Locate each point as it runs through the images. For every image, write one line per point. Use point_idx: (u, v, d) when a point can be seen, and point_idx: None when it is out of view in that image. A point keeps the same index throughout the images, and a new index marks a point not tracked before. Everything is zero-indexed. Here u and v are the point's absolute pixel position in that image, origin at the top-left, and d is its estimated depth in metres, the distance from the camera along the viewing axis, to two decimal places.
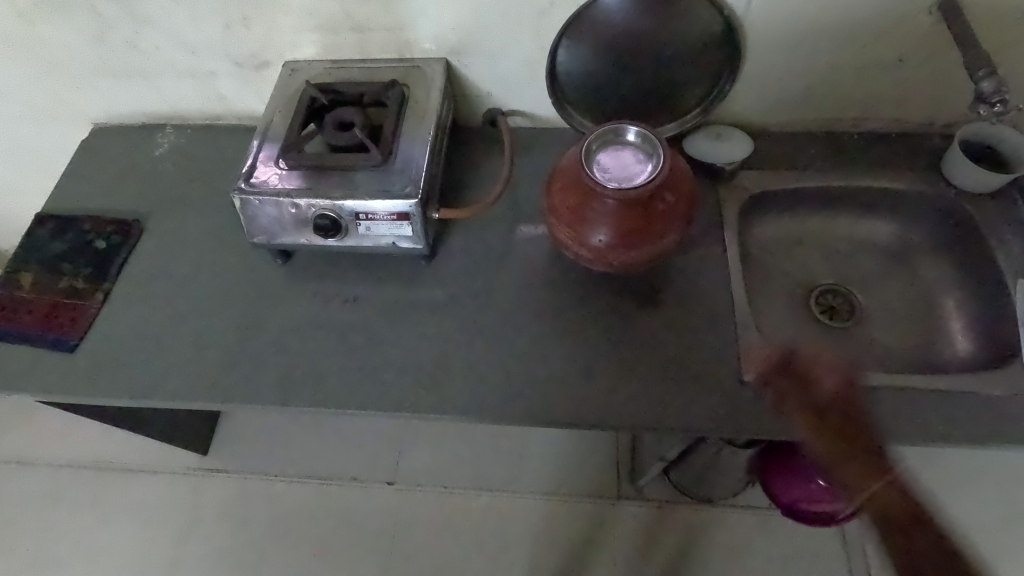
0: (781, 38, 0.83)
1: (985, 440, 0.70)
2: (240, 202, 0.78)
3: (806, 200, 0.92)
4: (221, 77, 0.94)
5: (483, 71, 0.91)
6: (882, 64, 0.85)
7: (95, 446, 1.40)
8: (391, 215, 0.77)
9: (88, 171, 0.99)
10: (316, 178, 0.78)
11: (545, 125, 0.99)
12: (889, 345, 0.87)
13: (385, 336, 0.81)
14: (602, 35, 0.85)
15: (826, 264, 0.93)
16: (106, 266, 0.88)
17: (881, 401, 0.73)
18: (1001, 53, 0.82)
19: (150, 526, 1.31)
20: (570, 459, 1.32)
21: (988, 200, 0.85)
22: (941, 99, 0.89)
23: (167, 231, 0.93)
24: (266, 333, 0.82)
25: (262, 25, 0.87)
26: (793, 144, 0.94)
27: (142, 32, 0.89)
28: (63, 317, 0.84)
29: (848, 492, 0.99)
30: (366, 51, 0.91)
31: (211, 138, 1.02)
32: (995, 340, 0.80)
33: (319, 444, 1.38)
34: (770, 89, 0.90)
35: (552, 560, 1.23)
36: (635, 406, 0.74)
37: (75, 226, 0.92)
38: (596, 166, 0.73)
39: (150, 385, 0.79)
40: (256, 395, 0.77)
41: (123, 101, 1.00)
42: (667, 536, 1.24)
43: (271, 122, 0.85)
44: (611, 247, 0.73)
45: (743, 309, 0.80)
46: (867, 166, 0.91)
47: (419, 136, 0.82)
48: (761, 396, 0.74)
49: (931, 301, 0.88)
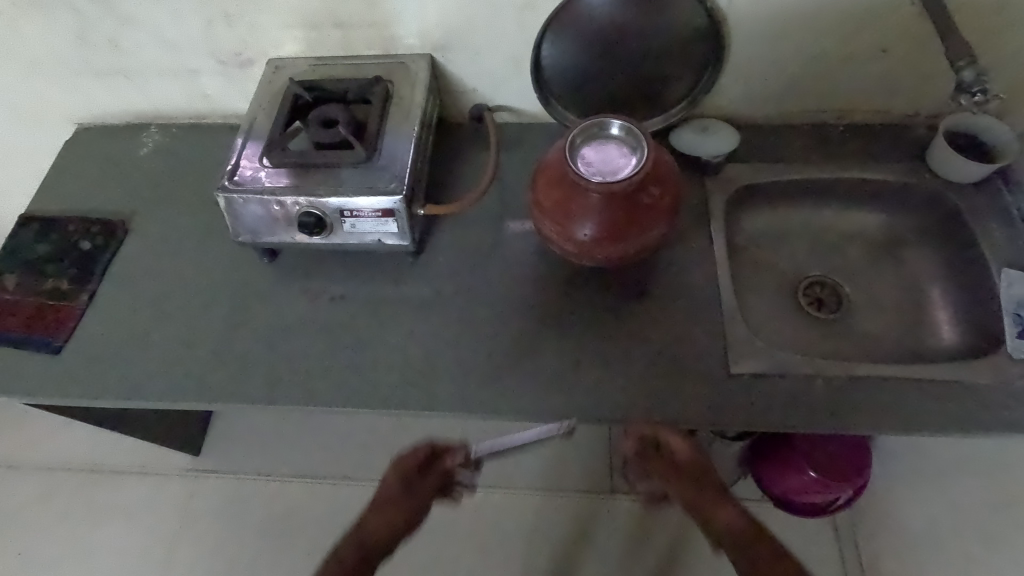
0: (765, 30, 0.83)
1: (969, 426, 0.71)
2: (225, 201, 0.78)
3: (792, 192, 0.92)
4: (204, 75, 0.94)
5: (467, 66, 0.90)
6: (866, 55, 0.86)
7: (85, 449, 1.39)
8: (376, 212, 0.77)
9: (72, 171, 0.98)
10: (300, 175, 0.78)
11: (532, 120, 0.99)
12: (876, 334, 0.87)
13: (372, 333, 0.81)
14: (587, 29, 0.84)
15: (814, 256, 0.94)
16: (91, 267, 0.88)
17: (868, 392, 0.74)
18: (983, 43, 0.82)
19: (142, 528, 1.30)
20: (562, 455, 1.33)
21: (973, 189, 0.86)
22: (925, 91, 0.89)
23: (152, 231, 0.92)
24: (253, 332, 0.82)
25: (243, 23, 0.86)
26: (779, 136, 0.94)
27: (123, 31, 0.88)
28: (48, 318, 0.83)
29: (838, 483, 1.02)
30: (350, 48, 0.90)
31: (196, 137, 1.01)
32: (980, 329, 0.80)
33: (311, 444, 1.37)
34: (755, 81, 0.90)
35: (545, 555, 1.24)
36: (623, 399, 0.74)
37: (59, 226, 0.91)
38: (580, 160, 0.73)
39: (137, 386, 0.78)
40: (243, 394, 0.77)
41: (106, 100, 0.99)
42: (660, 530, 1.24)
43: (255, 120, 0.84)
44: (597, 241, 0.73)
45: (730, 301, 0.80)
46: (852, 157, 0.91)
47: (404, 133, 0.82)
48: (748, 387, 0.75)
49: (918, 291, 0.89)
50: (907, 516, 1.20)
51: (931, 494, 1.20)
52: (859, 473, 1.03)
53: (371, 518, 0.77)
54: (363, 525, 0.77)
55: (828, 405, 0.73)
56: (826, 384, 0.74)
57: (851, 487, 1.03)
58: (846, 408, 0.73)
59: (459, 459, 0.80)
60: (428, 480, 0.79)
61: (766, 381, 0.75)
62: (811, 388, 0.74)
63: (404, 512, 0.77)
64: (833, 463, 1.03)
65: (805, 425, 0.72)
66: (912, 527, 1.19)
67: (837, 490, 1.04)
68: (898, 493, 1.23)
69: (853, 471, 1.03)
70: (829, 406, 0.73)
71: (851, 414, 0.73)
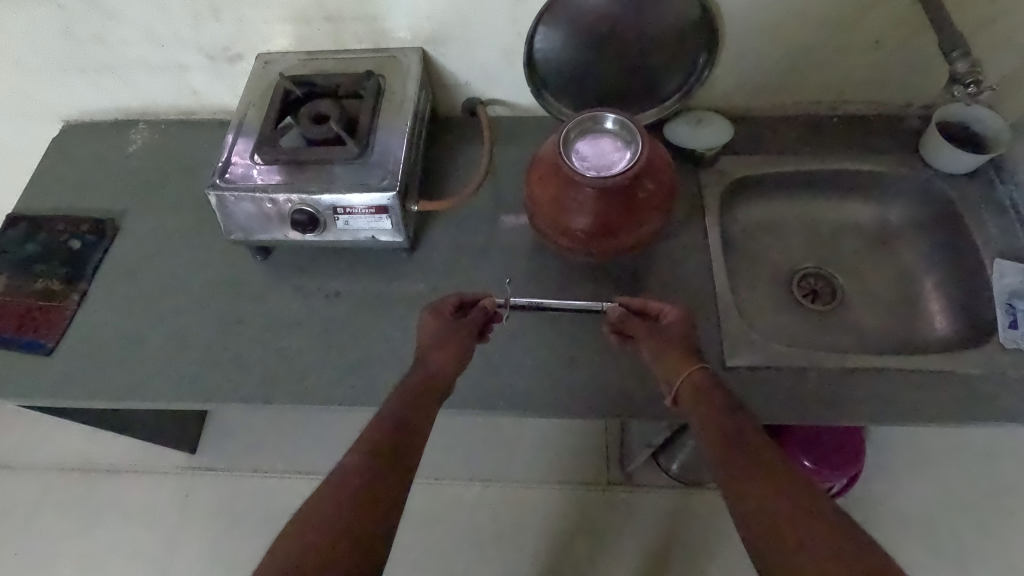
0: (758, 22, 0.83)
1: (963, 416, 0.71)
2: (216, 199, 0.77)
3: (786, 184, 0.92)
4: (193, 71, 0.93)
5: (460, 60, 0.90)
6: (859, 45, 0.85)
7: (80, 448, 1.38)
8: (369, 208, 0.76)
9: (60, 170, 0.97)
10: (292, 172, 0.77)
11: (525, 114, 0.98)
12: (870, 325, 0.87)
13: (369, 330, 0.80)
14: (581, 20, 0.83)
15: (808, 248, 0.94)
16: (82, 266, 0.87)
17: (863, 383, 0.74)
18: (976, 33, 0.82)
19: (139, 526, 1.30)
20: (559, 448, 1.33)
21: (966, 180, 0.86)
22: (919, 82, 0.89)
23: (143, 230, 0.91)
24: (248, 331, 0.81)
25: (232, 17, 0.85)
26: (772, 128, 0.94)
27: (109, 26, 0.87)
28: (39, 320, 0.82)
29: (835, 471, 1.03)
30: (341, 42, 0.89)
31: (186, 134, 1.00)
32: (973, 319, 0.80)
33: (307, 440, 1.37)
34: (749, 73, 0.90)
35: (543, 548, 1.24)
36: (620, 394, 0.75)
37: (49, 226, 0.90)
38: (574, 155, 0.72)
39: (132, 387, 0.78)
40: (238, 394, 0.77)
41: (93, 97, 0.98)
42: (657, 520, 1.25)
43: (245, 116, 0.83)
44: (592, 235, 0.73)
45: (725, 294, 0.81)
46: (846, 148, 0.91)
47: (397, 127, 0.81)
48: (744, 380, 0.75)
49: (911, 282, 0.89)
50: (903, 504, 1.20)
51: (925, 481, 1.21)
52: (852, 461, 1.04)
53: (428, 362, 0.63)
54: (421, 365, 0.63)
55: (823, 397, 0.74)
56: (821, 376, 0.75)
57: (844, 474, 1.04)
58: (841, 399, 0.73)
59: (501, 301, 0.68)
60: (470, 320, 0.67)
61: (762, 374, 0.75)
62: (805, 380, 0.75)
63: (457, 349, 0.64)
64: (828, 451, 1.05)
65: (801, 417, 0.73)
66: (908, 514, 1.19)
67: (831, 479, 1.05)
68: (894, 480, 1.22)
69: (849, 459, 1.04)
70: (825, 398, 0.74)
71: (846, 405, 0.73)
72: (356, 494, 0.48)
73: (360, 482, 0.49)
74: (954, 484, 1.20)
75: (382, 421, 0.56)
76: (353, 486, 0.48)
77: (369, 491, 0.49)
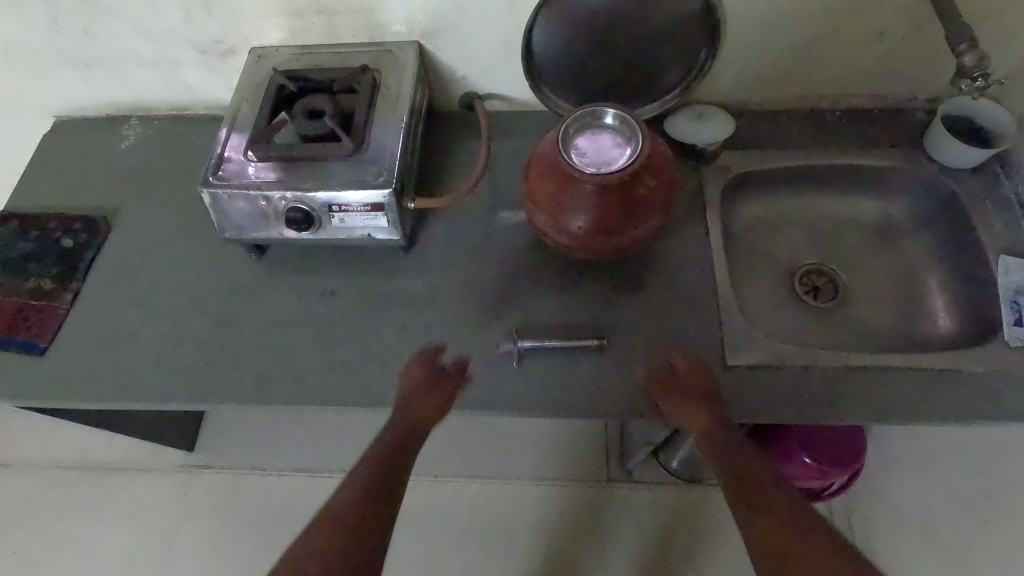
0: (760, 14, 0.82)
1: (967, 415, 0.70)
2: (209, 197, 0.75)
3: (788, 180, 0.91)
4: (185, 65, 0.91)
5: (457, 53, 0.88)
6: (864, 38, 0.84)
7: (77, 446, 1.37)
8: (365, 206, 0.75)
9: (51, 167, 0.95)
10: (286, 169, 0.76)
11: (523, 108, 0.97)
12: (873, 322, 0.86)
13: (365, 329, 0.79)
14: (579, 13, 0.82)
15: (810, 244, 0.93)
16: (74, 264, 0.86)
17: (865, 382, 0.73)
18: (982, 25, 0.80)
19: (137, 524, 1.29)
20: (559, 445, 1.32)
21: (971, 175, 0.85)
22: (923, 75, 0.88)
23: (136, 228, 0.90)
24: (243, 331, 0.80)
25: (224, 10, 0.83)
26: (774, 123, 0.93)
27: (98, 20, 0.85)
28: (31, 319, 0.81)
29: (836, 468, 1.03)
30: (335, 36, 0.88)
31: (179, 129, 0.98)
32: (977, 316, 0.79)
33: (305, 437, 1.36)
34: (751, 66, 0.88)
35: (543, 545, 1.24)
36: (620, 394, 0.74)
37: (40, 223, 0.89)
38: (573, 150, 0.71)
39: (126, 388, 0.77)
40: (234, 394, 0.75)
41: (84, 92, 0.96)
42: (656, 517, 1.25)
43: (238, 111, 0.82)
44: (591, 233, 0.72)
45: (727, 292, 0.80)
46: (849, 143, 0.90)
47: (392, 123, 0.80)
48: (746, 379, 0.74)
49: (913, 279, 0.88)
50: (903, 501, 1.20)
51: (927, 477, 1.21)
52: (852, 458, 1.03)
53: (396, 419, 0.70)
54: (403, 414, 0.71)
55: (825, 397, 0.73)
56: (823, 375, 0.74)
57: (844, 471, 1.04)
58: (843, 398, 0.72)
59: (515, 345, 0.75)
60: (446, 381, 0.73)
61: (764, 373, 0.74)
62: (807, 379, 0.74)
63: (427, 408, 0.71)
64: (830, 448, 1.04)
65: (803, 417, 0.72)
66: (908, 510, 1.19)
67: (831, 475, 1.04)
68: (895, 476, 1.22)
69: (851, 455, 1.04)
70: (827, 397, 0.73)
71: (849, 404, 0.72)
72: (353, 533, 0.58)
73: (336, 555, 0.57)
74: (955, 480, 1.20)
75: (358, 482, 0.63)
76: (331, 548, 0.57)
77: (344, 527, 0.59)
